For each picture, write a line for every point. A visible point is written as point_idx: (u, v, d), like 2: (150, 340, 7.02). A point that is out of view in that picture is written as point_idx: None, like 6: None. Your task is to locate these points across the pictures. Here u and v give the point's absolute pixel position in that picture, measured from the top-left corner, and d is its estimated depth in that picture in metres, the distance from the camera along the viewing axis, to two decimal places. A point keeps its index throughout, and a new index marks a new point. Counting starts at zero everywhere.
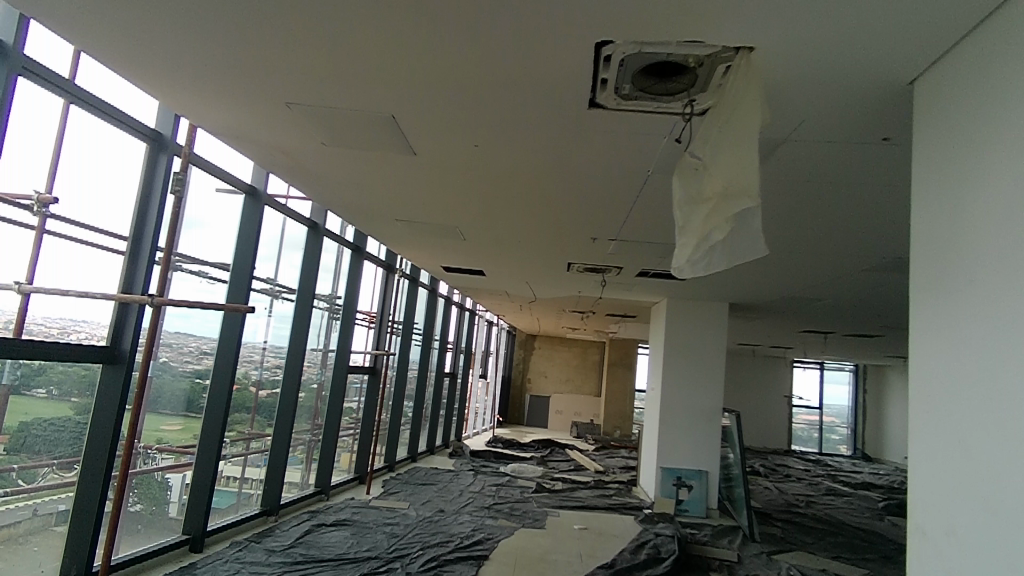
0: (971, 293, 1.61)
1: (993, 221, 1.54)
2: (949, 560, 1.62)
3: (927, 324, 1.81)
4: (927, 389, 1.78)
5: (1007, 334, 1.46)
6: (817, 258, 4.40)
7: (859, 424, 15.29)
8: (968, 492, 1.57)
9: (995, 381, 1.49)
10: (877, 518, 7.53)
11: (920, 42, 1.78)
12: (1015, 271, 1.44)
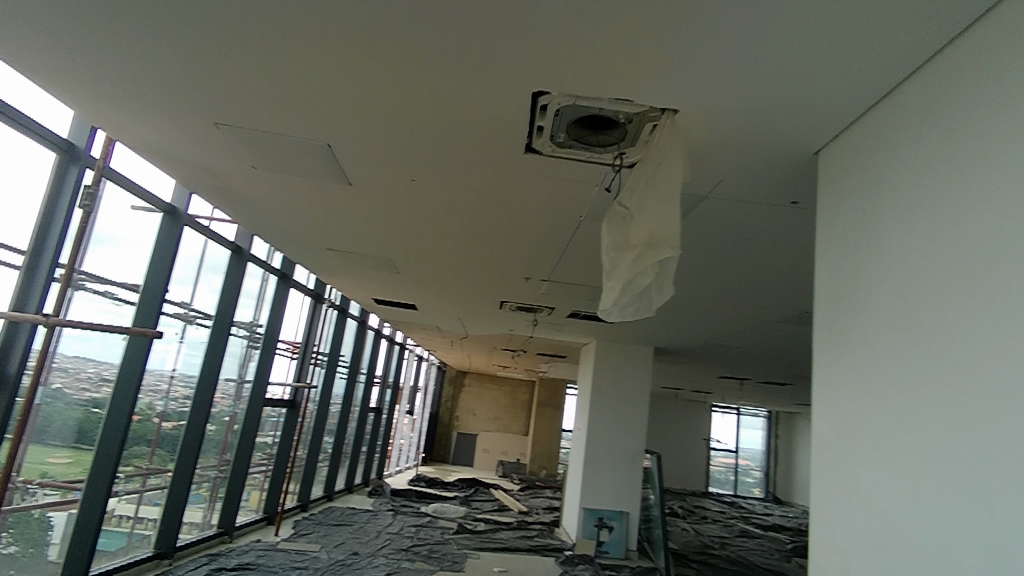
0: (871, 348, 1.74)
1: (891, 280, 1.69)
2: None
3: (831, 374, 1.94)
4: (828, 435, 1.90)
5: (902, 387, 1.59)
6: (734, 308, 4.65)
7: (771, 468, 16.01)
8: (860, 537, 1.68)
9: (895, 431, 1.59)
10: (785, 559, 7.80)
11: (824, 117, 1.98)
12: (904, 330, 1.61)
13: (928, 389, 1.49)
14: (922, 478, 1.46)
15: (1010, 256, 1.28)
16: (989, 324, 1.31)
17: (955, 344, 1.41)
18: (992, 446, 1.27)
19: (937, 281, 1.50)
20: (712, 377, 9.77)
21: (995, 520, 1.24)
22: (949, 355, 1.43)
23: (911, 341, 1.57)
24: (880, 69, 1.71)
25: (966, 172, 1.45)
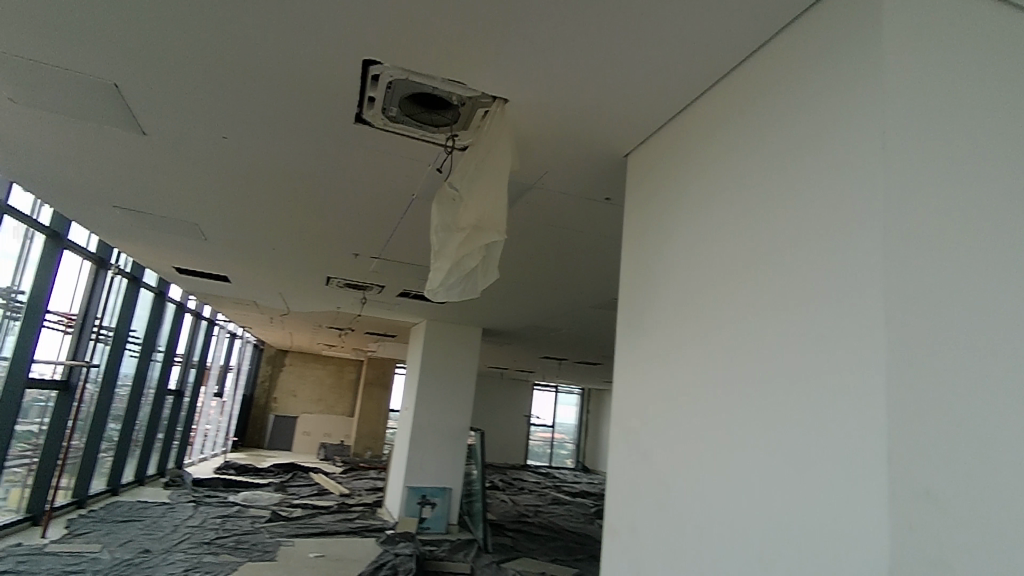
0: (662, 333, 2.02)
1: (681, 278, 1.96)
2: (627, 551, 1.99)
3: (629, 365, 2.20)
4: (625, 411, 2.17)
5: (682, 367, 1.88)
6: (553, 293, 4.99)
7: (582, 441, 17.51)
8: (644, 496, 1.95)
9: (676, 412, 1.87)
10: (588, 521, 8.65)
11: (634, 123, 2.20)
12: (687, 317, 1.89)
13: (702, 377, 1.77)
14: (693, 443, 1.75)
15: (768, 263, 1.57)
16: (750, 320, 1.60)
17: (725, 335, 1.69)
18: (745, 427, 1.56)
19: (714, 281, 1.78)
20: (534, 358, 10.37)
21: (745, 485, 1.52)
22: (717, 346, 1.72)
23: (691, 333, 1.85)
24: (678, 86, 1.95)
25: (738, 195, 1.74)
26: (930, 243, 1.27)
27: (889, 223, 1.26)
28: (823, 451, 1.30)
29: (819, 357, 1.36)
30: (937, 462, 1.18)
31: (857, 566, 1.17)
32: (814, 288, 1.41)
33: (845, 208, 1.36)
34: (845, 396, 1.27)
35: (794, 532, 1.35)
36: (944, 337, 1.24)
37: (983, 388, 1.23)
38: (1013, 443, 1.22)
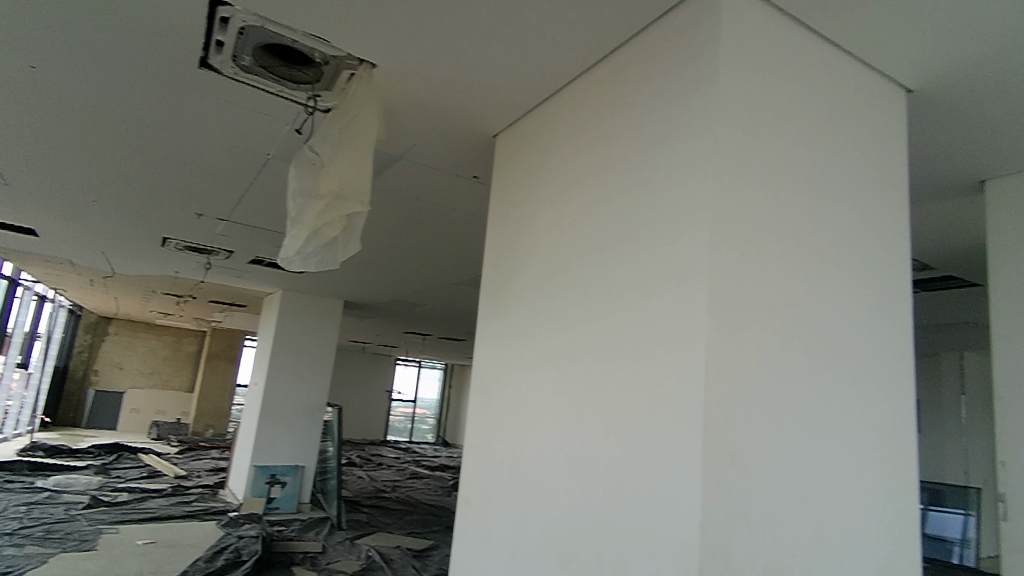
0: (520, 313, 2.09)
1: (537, 262, 2.04)
2: (480, 526, 2.06)
3: (486, 348, 2.26)
4: (482, 390, 2.22)
5: (537, 347, 1.96)
6: (417, 268, 4.92)
7: (444, 415, 17.70)
8: (498, 472, 2.03)
9: (528, 392, 1.96)
10: (446, 494, 8.81)
11: (503, 105, 2.21)
12: (545, 299, 1.97)
13: (552, 360, 1.88)
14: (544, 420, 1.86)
15: (619, 253, 1.69)
16: (600, 306, 1.72)
17: (577, 319, 1.80)
18: (590, 408, 1.68)
19: (570, 267, 1.88)
20: (397, 332, 10.19)
21: (587, 461, 1.65)
22: (569, 331, 1.83)
23: (546, 317, 1.94)
24: (546, 73, 1.99)
25: (593, 188, 1.85)
26: (745, 245, 1.46)
27: (713, 225, 1.42)
28: (654, 426, 1.45)
29: (654, 342, 1.51)
30: (739, 434, 1.38)
31: (675, 528, 1.34)
32: (655, 280, 1.54)
33: (681, 209, 1.51)
34: (672, 379, 1.43)
35: (627, 501, 1.49)
36: (750, 326, 1.44)
37: (772, 370, 1.47)
38: (791, 416, 1.47)
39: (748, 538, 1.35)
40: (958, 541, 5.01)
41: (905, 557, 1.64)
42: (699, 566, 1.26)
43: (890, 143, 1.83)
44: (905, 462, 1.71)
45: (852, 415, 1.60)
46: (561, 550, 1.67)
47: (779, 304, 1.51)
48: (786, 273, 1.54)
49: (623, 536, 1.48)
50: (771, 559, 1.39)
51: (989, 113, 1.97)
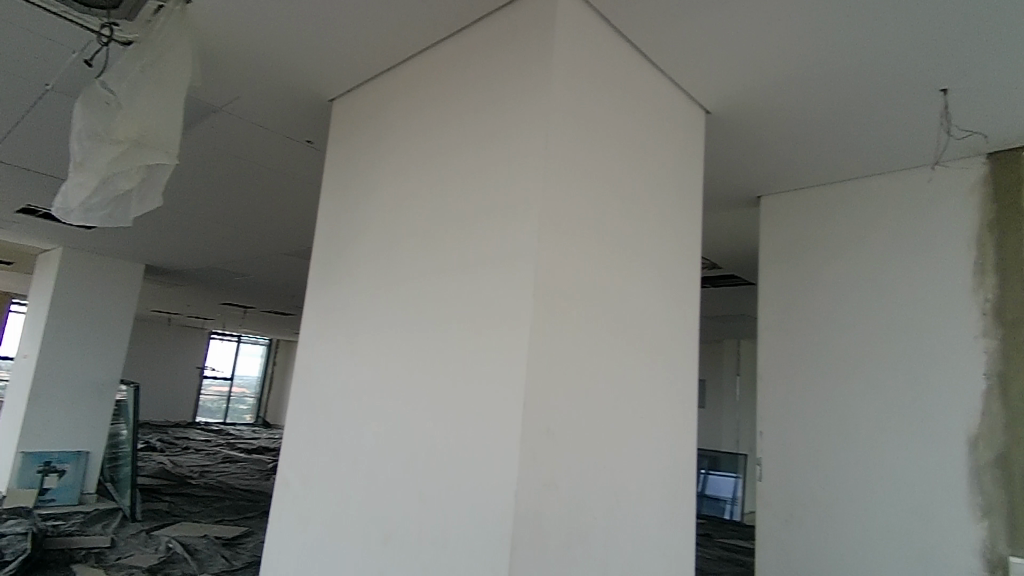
0: (351, 288, 2.02)
1: (370, 238, 1.99)
2: (298, 506, 1.97)
3: (312, 326, 2.15)
4: (307, 364, 2.11)
5: (367, 322, 1.92)
6: (235, 233, 4.50)
7: (265, 395, 16.67)
8: (320, 450, 1.95)
9: (354, 372, 1.91)
10: (263, 478, 8.27)
11: (340, 68, 2.11)
12: (377, 274, 1.93)
13: (381, 338, 1.85)
14: (372, 396, 1.82)
15: (454, 233, 1.71)
16: (432, 284, 1.73)
17: (410, 295, 1.79)
18: (417, 387, 1.69)
19: (405, 243, 1.86)
20: (211, 303, 9.23)
21: (412, 440, 1.66)
22: (401, 307, 1.82)
23: (377, 293, 1.91)
24: (387, 43, 1.94)
25: (431, 168, 1.84)
26: (568, 235, 1.58)
27: (541, 215, 1.51)
28: (478, 402, 1.52)
29: (482, 324, 1.56)
30: (554, 410, 1.49)
31: (495, 497, 1.41)
32: (487, 261, 1.60)
33: (513, 196, 1.57)
34: (497, 357, 1.50)
35: (449, 478, 1.54)
36: (568, 311, 1.56)
37: (585, 351, 1.60)
38: (597, 390, 1.64)
39: (557, 504, 1.48)
40: (730, 499, 6.01)
41: (680, 514, 1.92)
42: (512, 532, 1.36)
43: (692, 155, 2.10)
44: (687, 433, 1.99)
45: (648, 392, 1.82)
46: (382, 530, 1.66)
47: (595, 291, 1.66)
48: (602, 265, 1.69)
49: (445, 510, 1.52)
50: (575, 522, 1.53)
51: (766, 139, 2.34)
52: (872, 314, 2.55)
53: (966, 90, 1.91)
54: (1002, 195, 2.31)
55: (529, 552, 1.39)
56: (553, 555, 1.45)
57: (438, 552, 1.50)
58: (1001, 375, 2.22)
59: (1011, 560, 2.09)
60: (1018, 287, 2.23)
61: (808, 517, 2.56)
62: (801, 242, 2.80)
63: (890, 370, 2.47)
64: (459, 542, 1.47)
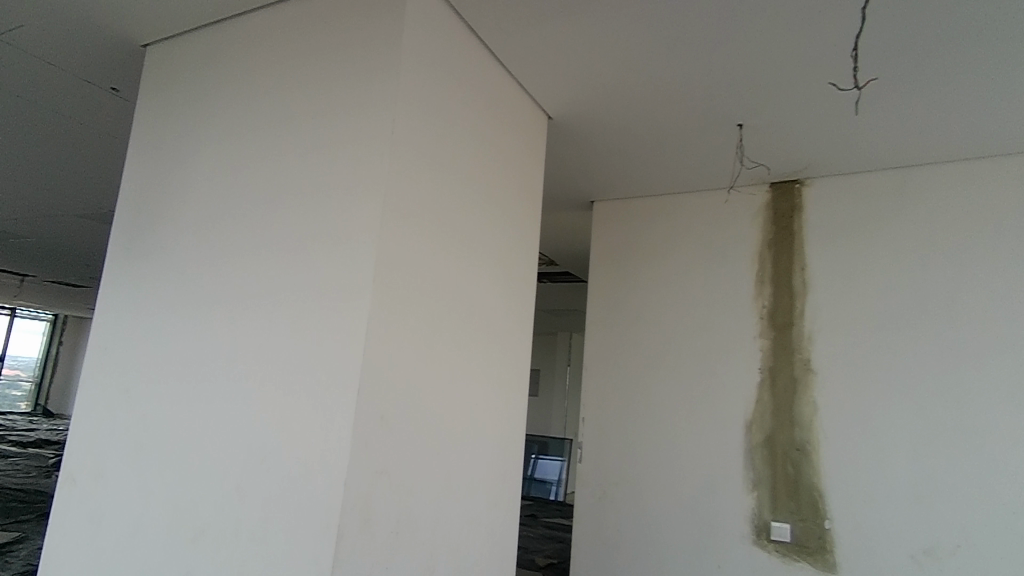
0: (162, 262, 1.81)
1: (191, 207, 1.79)
2: (88, 508, 1.72)
3: (111, 303, 1.88)
4: (104, 346, 1.84)
5: (181, 302, 1.73)
6: (7, 185, 3.74)
7: (48, 379, 14.18)
8: (119, 443, 1.73)
9: (165, 356, 1.72)
10: (42, 475, 7.06)
11: (157, 13, 1.87)
12: (195, 249, 1.75)
13: (198, 320, 1.68)
14: (185, 383, 1.65)
15: (289, 212, 1.61)
16: (261, 265, 1.62)
17: (234, 275, 1.65)
18: (239, 374, 1.57)
19: (230, 218, 1.71)
20: None
21: (231, 430, 1.54)
22: (223, 288, 1.67)
23: (196, 269, 1.73)
24: None
25: (267, 138, 1.71)
26: (411, 223, 1.57)
27: (385, 201, 1.48)
28: (307, 391, 1.46)
29: (316, 309, 1.50)
30: (388, 399, 1.48)
31: (322, 488, 1.37)
32: (325, 245, 1.53)
33: (356, 180, 1.52)
34: (329, 345, 1.45)
35: (273, 471, 1.46)
36: (407, 299, 1.55)
37: (423, 341, 1.61)
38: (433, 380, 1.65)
39: (387, 494, 1.47)
40: (555, 481, 6.45)
41: (506, 498, 2.02)
42: (338, 523, 1.33)
43: (532, 156, 2.19)
44: (516, 421, 2.09)
45: (482, 381, 1.89)
46: (191, 527, 1.53)
47: (435, 281, 1.67)
48: (444, 256, 1.71)
49: (267, 505, 1.44)
50: (403, 513, 1.53)
51: (599, 148, 2.53)
52: (678, 316, 2.89)
53: (759, 127, 2.24)
54: (779, 219, 2.76)
55: (354, 543, 1.37)
56: (380, 545, 1.44)
57: (255, 548, 1.42)
58: (770, 370, 2.64)
59: (771, 523, 2.51)
60: (787, 297, 2.67)
61: (619, 495, 2.83)
62: (625, 247, 3.08)
63: (690, 364, 2.82)
64: (280, 536, 1.40)
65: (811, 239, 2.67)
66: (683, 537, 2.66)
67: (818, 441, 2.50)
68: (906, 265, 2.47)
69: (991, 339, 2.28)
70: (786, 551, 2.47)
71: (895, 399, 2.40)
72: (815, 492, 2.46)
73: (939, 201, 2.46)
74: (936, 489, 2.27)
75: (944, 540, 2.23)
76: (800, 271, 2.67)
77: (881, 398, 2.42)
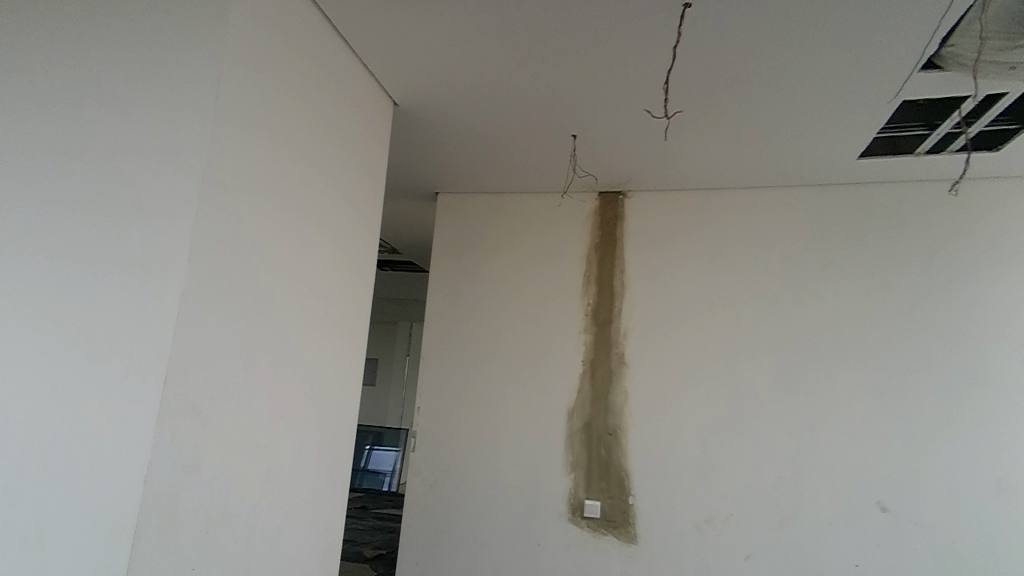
0: None
1: None
2: None
3: None
4: None
5: None
6: None
7: None
8: None
9: None
10: None
11: None
12: None
13: None
14: None
15: (85, 173, 1.41)
16: (46, 231, 1.40)
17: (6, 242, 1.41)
18: (11, 355, 1.35)
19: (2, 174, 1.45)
20: None
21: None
22: None
23: None
24: None
25: (60, 86, 1.48)
26: (238, 197, 1.46)
27: (207, 171, 1.36)
28: (101, 375, 1.30)
29: (122, 284, 1.34)
30: (205, 384, 1.37)
31: (116, 483, 1.23)
32: (130, 215, 1.37)
33: (172, 144, 1.38)
34: (132, 324, 1.30)
35: (52, 467, 1.27)
36: (229, 278, 1.45)
37: (247, 325, 1.51)
38: (255, 366, 1.56)
39: (197, 488, 1.35)
40: (389, 471, 6.40)
41: (332, 489, 1.96)
42: (137, 520, 1.20)
43: (376, 140, 2.16)
44: (346, 410, 2.04)
45: (311, 369, 1.82)
46: None
47: (263, 260, 1.57)
48: (275, 235, 1.61)
49: (43, 507, 1.26)
50: (215, 508, 1.42)
51: (445, 141, 2.56)
52: (514, 310, 3.04)
53: (592, 139, 2.44)
54: (605, 225, 3.03)
55: (154, 546, 1.24)
56: (186, 544, 1.33)
57: (31, 554, 1.23)
58: (590, 363, 2.90)
59: (584, 502, 2.75)
60: (608, 296, 2.95)
61: (449, 482, 2.90)
62: (467, 241, 3.16)
63: (521, 356, 2.98)
64: (61, 540, 1.23)
65: (630, 246, 2.98)
66: (507, 519, 2.81)
67: (627, 426, 2.79)
68: (703, 274, 2.86)
69: (762, 340, 2.73)
70: (596, 526, 2.72)
71: (688, 390, 2.77)
72: (622, 472, 2.76)
73: (730, 221, 2.88)
74: (715, 466, 2.66)
75: (720, 510, 2.62)
76: (620, 274, 2.96)
77: (678, 388, 2.78)
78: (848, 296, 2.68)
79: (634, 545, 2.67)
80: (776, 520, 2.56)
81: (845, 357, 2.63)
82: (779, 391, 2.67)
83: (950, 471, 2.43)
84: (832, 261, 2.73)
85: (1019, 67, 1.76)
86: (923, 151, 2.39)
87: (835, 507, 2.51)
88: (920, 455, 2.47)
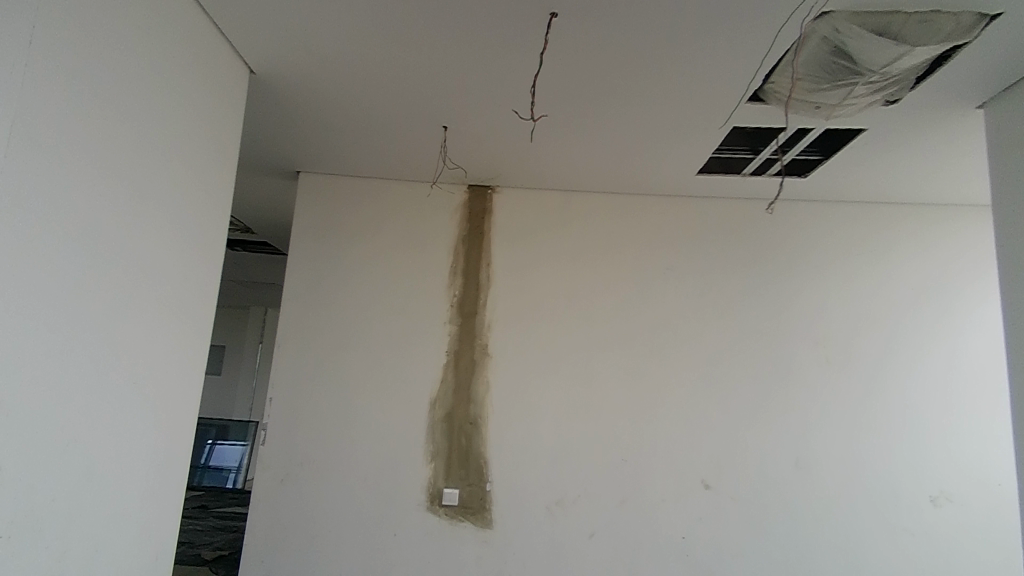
0: None
1: None
2: None
3: None
4: None
5: None
6: None
7: None
8: None
9: None
10: None
11: None
12: None
13: None
14: None
15: None
16: None
17: None
18: None
19: None
20: None
21: None
22: None
23: None
24: None
25: None
26: (57, 158, 1.27)
27: (13, 126, 1.17)
28: None
29: None
30: (6, 372, 1.18)
31: None
32: None
33: None
34: None
35: None
36: (42, 251, 1.26)
37: (65, 306, 1.33)
38: (75, 351, 1.37)
39: None
40: (233, 468, 5.90)
41: (170, 487, 1.79)
42: None
43: (231, 110, 1.99)
44: (187, 402, 1.87)
45: (144, 356, 1.64)
46: None
47: (88, 231, 1.39)
48: (102, 204, 1.43)
49: None
50: (20, 512, 1.24)
51: (309, 117, 2.43)
52: (378, 298, 2.97)
53: (464, 132, 2.45)
54: (472, 218, 3.07)
55: None
56: None
57: None
58: (453, 353, 2.93)
59: (443, 490, 2.79)
60: (473, 288, 3.00)
61: (301, 475, 2.78)
62: (329, 225, 3.03)
63: (383, 346, 2.93)
64: None
65: (497, 240, 3.05)
66: (363, 511, 2.76)
67: (487, 415, 2.87)
68: (563, 271, 3.01)
69: (613, 334, 2.95)
70: (453, 513, 2.77)
71: (546, 380, 2.91)
72: (480, 460, 2.83)
73: (590, 222, 3.07)
74: (567, 452, 2.83)
75: (570, 492, 2.79)
76: (486, 267, 3.02)
77: (536, 378, 2.91)
78: (687, 295, 2.98)
79: (489, 530, 2.75)
80: (620, 500, 2.78)
81: (682, 350, 2.93)
82: (626, 381, 2.90)
83: (761, 452, 2.82)
84: (675, 265, 3.01)
85: (822, 107, 2.06)
86: (750, 172, 2.72)
87: (669, 487, 2.79)
88: (738, 438, 2.83)
